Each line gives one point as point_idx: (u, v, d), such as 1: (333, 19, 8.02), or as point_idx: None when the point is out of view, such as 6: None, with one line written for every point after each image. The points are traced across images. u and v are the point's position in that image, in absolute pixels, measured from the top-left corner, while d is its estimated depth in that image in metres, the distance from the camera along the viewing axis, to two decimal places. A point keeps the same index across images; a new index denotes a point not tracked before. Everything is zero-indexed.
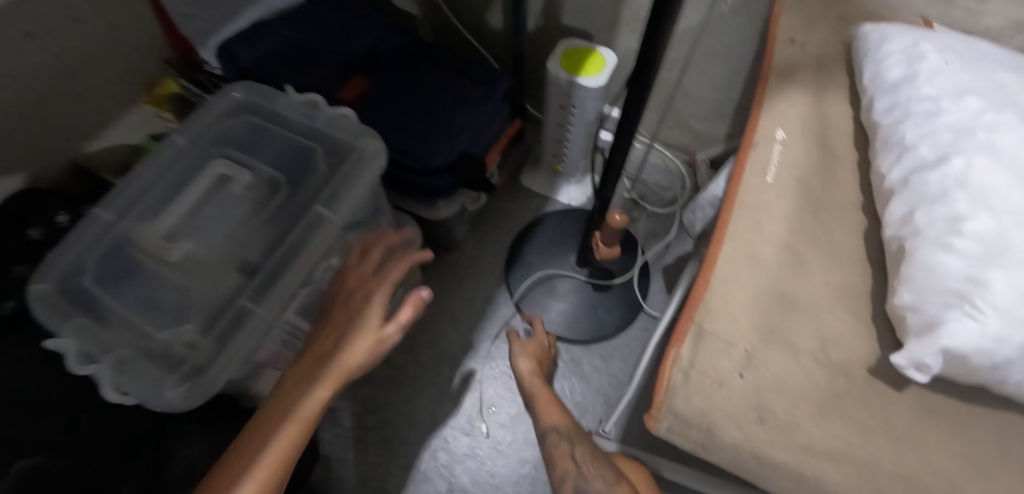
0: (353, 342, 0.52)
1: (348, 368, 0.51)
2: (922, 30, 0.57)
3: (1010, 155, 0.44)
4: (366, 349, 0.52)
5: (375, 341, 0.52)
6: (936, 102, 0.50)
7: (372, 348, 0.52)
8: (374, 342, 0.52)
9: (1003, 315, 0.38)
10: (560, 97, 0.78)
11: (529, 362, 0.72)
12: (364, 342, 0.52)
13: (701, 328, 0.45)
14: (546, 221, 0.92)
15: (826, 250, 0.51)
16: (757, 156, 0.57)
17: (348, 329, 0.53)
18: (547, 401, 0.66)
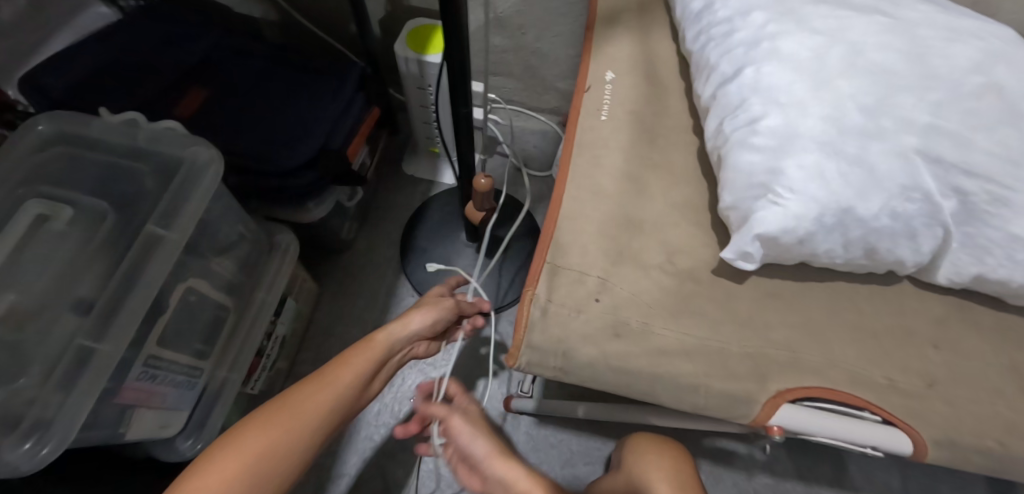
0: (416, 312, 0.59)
1: (411, 331, 0.58)
2: None
3: (792, 57, 0.49)
4: (427, 321, 0.59)
5: (437, 309, 0.60)
6: (731, 22, 0.54)
7: (439, 321, 0.60)
8: (429, 322, 0.59)
9: (799, 195, 0.43)
10: (415, 78, 0.77)
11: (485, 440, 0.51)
12: (425, 314, 0.59)
13: (554, 265, 0.48)
14: (435, 203, 0.92)
15: (663, 172, 0.55)
16: (591, 99, 0.60)
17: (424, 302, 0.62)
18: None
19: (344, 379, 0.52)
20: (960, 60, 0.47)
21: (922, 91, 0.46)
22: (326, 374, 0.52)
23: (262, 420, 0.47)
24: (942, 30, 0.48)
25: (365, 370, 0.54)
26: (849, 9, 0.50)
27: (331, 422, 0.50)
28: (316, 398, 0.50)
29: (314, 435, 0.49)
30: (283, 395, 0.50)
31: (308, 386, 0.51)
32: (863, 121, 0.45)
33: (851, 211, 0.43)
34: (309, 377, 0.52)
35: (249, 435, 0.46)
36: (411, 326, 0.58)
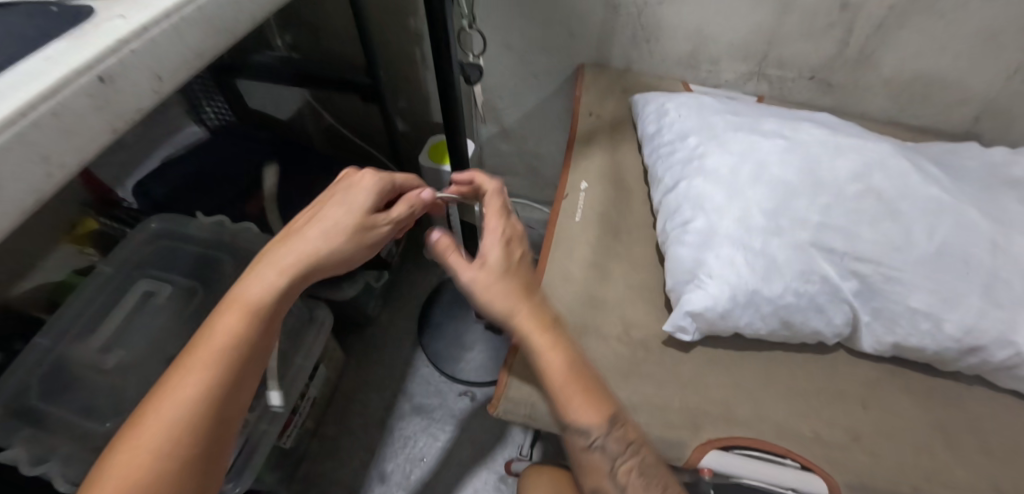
0: (336, 205, 0.49)
1: (313, 254, 0.45)
2: (668, 95, 0.80)
3: (714, 171, 0.64)
4: (338, 239, 0.46)
5: (357, 236, 0.48)
6: (672, 144, 0.71)
7: (400, 222, 0.52)
8: (363, 232, 0.49)
9: (716, 280, 0.56)
10: (434, 182, 0.96)
11: (480, 271, 0.45)
12: (347, 211, 0.48)
13: (532, 336, 0.60)
14: (448, 284, 1.07)
15: (625, 260, 0.69)
16: (568, 203, 0.76)
17: (312, 218, 0.48)
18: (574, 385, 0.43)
19: (215, 352, 0.40)
20: (845, 172, 0.61)
21: (814, 197, 0.59)
22: (194, 359, 0.40)
23: (132, 433, 0.36)
24: (831, 149, 0.63)
25: (241, 337, 0.41)
26: (759, 134, 0.66)
27: (209, 420, 0.38)
28: (165, 410, 0.37)
29: (186, 439, 0.37)
30: (146, 399, 0.38)
31: (172, 377, 0.39)
32: (765, 222, 0.59)
33: (760, 291, 0.56)
34: (184, 358, 0.40)
35: (117, 461, 0.35)
36: (303, 254, 0.45)
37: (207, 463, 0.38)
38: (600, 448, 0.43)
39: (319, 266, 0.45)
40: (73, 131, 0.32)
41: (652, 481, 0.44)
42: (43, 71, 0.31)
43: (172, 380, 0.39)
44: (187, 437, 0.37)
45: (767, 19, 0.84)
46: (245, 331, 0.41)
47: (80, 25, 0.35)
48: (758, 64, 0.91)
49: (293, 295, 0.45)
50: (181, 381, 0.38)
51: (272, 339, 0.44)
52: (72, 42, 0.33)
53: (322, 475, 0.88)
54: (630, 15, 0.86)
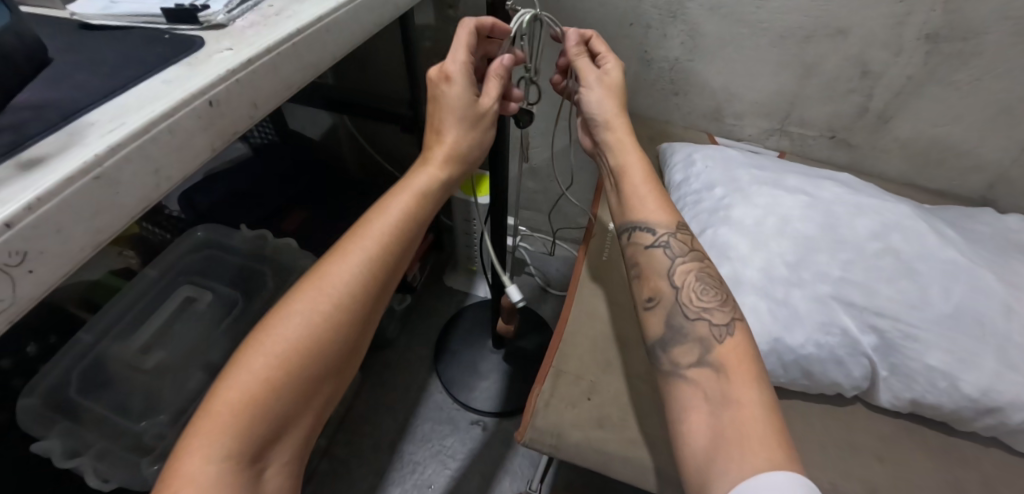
0: (456, 84, 0.55)
1: (451, 148, 0.55)
2: (695, 146, 0.85)
3: (739, 222, 0.68)
4: (467, 138, 0.56)
5: (474, 133, 0.56)
6: (699, 193, 0.75)
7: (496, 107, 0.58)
8: (477, 125, 0.57)
9: None
10: (463, 212, 1.00)
11: (602, 88, 0.61)
12: (464, 105, 0.55)
13: (558, 369, 0.62)
14: (467, 312, 1.10)
15: None
16: (596, 241, 0.78)
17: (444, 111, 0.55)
18: (662, 203, 0.58)
19: (384, 226, 0.47)
20: (864, 229, 0.64)
21: (834, 252, 0.62)
22: (358, 240, 0.46)
23: (315, 278, 0.44)
24: (852, 207, 0.66)
25: (407, 217, 0.49)
26: (783, 189, 0.70)
27: (363, 292, 0.45)
28: (347, 258, 0.45)
29: (363, 288, 0.45)
30: (323, 261, 0.45)
31: (349, 241, 0.46)
32: (788, 273, 0.62)
33: (783, 340, 0.59)
34: (357, 226, 0.47)
35: (307, 296, 0.43)
36: (443, 149, 0.55)
37: (373, 312, 0.46)
38: (664, 244, 0.55)
39: (457, 162, 0.55)
40: (184, 146, 0.35)
41: (705, 278, 0.53)
42: (163, 94, 0.35)
43: (347, 242, 0.46)
44: (360, 283, 0.45)
45: (789, 80, 0.89)
46: (401, 218, 0.48)
47: (193, 58, 0.39)
48: (780, 122, 0.96)
49: (442, 185, 0.53)
50: (353, 245, 0.46)
51: (421, 228, 0.51)
52: (186, 71, 0.37)
53: None
54: (661, 69, 0.94)
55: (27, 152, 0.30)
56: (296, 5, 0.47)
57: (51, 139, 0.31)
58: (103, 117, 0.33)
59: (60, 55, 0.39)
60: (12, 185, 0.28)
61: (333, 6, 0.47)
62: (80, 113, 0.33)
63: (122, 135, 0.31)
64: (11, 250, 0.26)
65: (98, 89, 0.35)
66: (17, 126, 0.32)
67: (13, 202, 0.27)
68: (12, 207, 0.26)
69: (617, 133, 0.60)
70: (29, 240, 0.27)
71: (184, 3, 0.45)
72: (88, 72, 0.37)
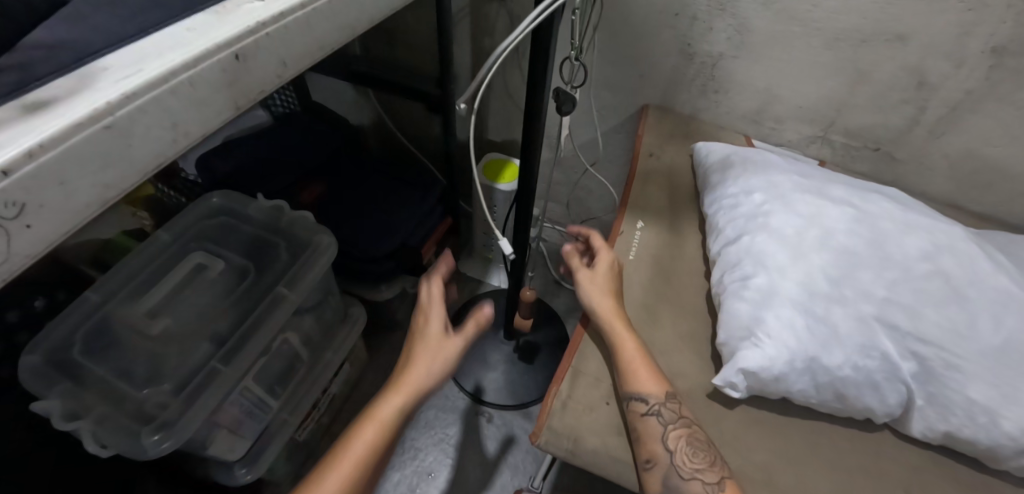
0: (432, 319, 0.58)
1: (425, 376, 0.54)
2: (736, 149, 0.81)
3: (779, 230, 0.64)
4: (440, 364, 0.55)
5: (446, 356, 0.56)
6: (736, 197, 0.72)
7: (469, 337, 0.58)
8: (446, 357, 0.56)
9: (775, 343, 0.56)
10: (486, 197, 0.99)
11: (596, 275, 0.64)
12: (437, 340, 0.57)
13: (577, 369, 0.60)
14: (479, 300, 1.08)
15: (674, 305, 0.70)
16: (621, 243, 0.77)
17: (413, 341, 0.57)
18: (648, 371, 0.55)
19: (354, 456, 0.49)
20: (913, 248, 0.60)
21: (880, 270, 0.59)
22: (336, 466, 0.49)
23: None
24: (900, 224, 0.63)
25: (375, 445, 0.50)
26: (829, 199, 0.66)
27: None
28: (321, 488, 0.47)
29: None
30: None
31: (326, 475, 0.48)
32: (829, 289, 0.58)
33: (818, 361, 0.55)
34: (329, 460, 0.49)
35: None
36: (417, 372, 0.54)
37: None
38: (656, 413, 0.52)
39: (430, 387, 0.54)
40: (205, 102, 0.33)
41: (695, 441, 0.51)
42: (184, 42, 0.32)
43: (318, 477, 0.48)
44: None
45: (839, 85, 0.85)
46: (372, 448, 0.50)
47: (221, 8, 0.36)
48: (824, 130, 0.92)
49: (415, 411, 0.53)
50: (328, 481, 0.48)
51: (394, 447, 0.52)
52: (211, 20, 0.34)
53: None
54: (704, 65, 0.90)
55: (36, 93, 0.28)
56: None
57: (60, 82, 0.29)
58: (118, 63, 0.30)
59: None
60: (14, 128, 0.25)
61: None
62: (94, 56, 0.30)
63: (138, 82, 0.28)
64: (9, 200, 0.24)
65: (115, 32, 0.32)
66: (23, 64, 0.29)
67: (13, 146, 0.24)
68: (11, 152, 0.24)
69: (607, 317, 0.60)
70: (30, 190, 0.25)
71: None
72: None
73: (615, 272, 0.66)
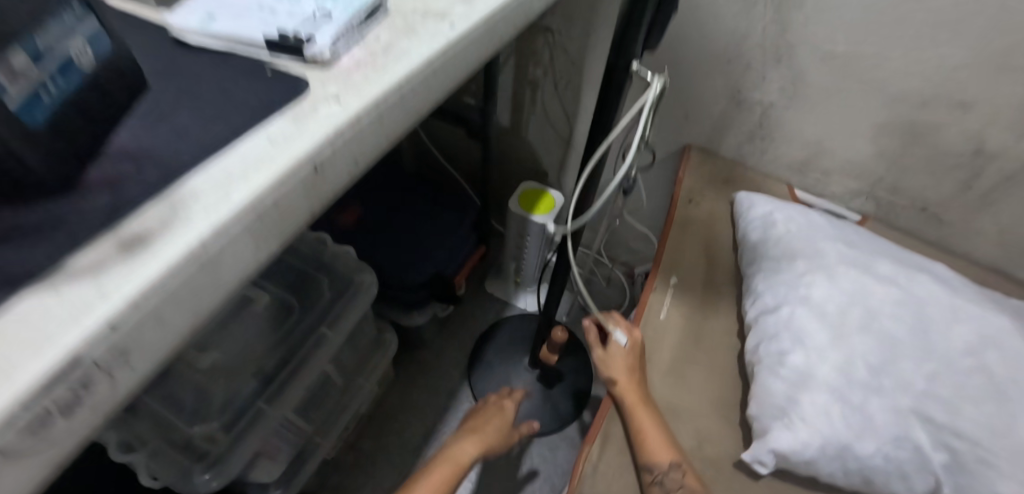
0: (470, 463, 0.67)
1: None
2: (778, 206, 0.79)
3: (819, 305, 0.64)
4: None
5: None
6: (777, 262, 0.71)
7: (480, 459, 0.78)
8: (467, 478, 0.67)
9: (807, 427, 0.56)
10: (519, 227, 1.00)
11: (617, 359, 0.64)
12: None
13: (607, 433, 0.62)
14: (505, 323, 1.09)
15: (704, 366, 0.71)
16: (655, 296, 0.78)
17: None
18: (659, 439, 0.57)
19: None
20: (957, 339, 0.60)
21: (920, 361, 0.59)
22: None
23: None
24: (947, 312, 0.62)
25: None
26: (873, 276, 0.66)
27: None
28: None
29: None
30: None
31: None
32: (867, 377, 0.58)
33: (850, 447, 0.56)
34: None
35: None
36: None
37: None
38: (662, 480, 0.55)
39: None
40: (289, 213, 0.31)
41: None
42: (266, 161, 0.30)
43: None
44: None
45: (894, 144, 0.83)
46: None
47: (298, 108, 0.33)
48: (870, 185, 0.90)
49: None
50: None
51: None
52: (291, 128, 0.32)
53: (348, 490, 0.89)
54: (753, 112, 0.88)
55: (129, 223, 0.26)
56: (405, 42, 0.40)
57: (149, 209, 0.26)
58: (207, 183, 0.28)
59: (160, 76, 0.36)
60: (111, 280, 0.23)
61: (448, 40, 0.42)
62: (181, 174, 0.28)
63: (232, 214, 0.27)
64: (115, 359, 0.23)
65: (194, 136, 0.31)
66: (114, 184, 0.28)
67: (115, 305, 0.23)
68: (113, 313, 0.22)
69: (624, 398, 0.61)
70: (132, 346, 0.23)
71: (290, 29, 0.39)
72: (188, 103, 0.34)
73: (636, 348, 0.65)
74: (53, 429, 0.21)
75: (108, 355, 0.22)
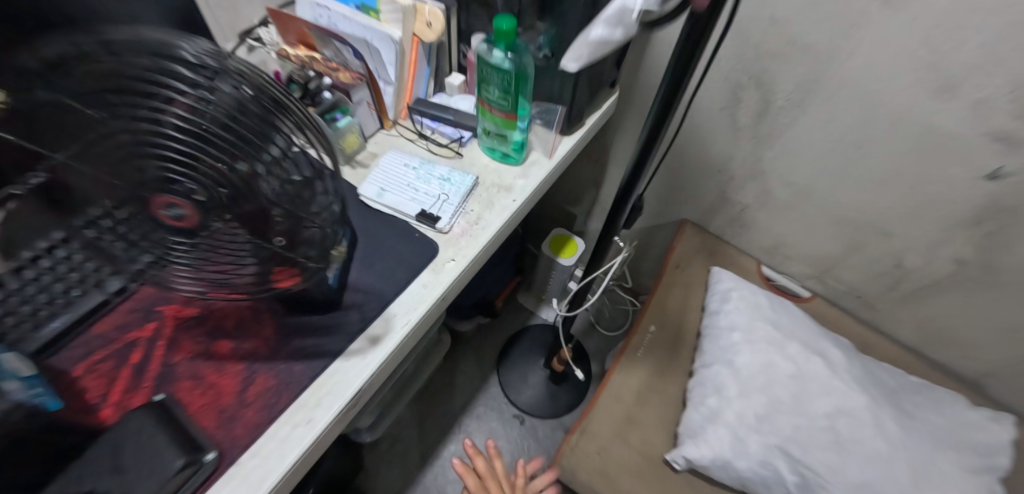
0: None
1: None
2: (739, 284, 1.08)
3: (737, 367, 0.95)
4: None
5: None
6: (721, 330, 1.02)
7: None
8: None
9: (709, 446, 0.88)
10: (548, 263, 1.30)
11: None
12: None
13: (585, 428, 0.97)
14: (529, 331, 1.44)
15: (661, 394, 1.01)
16: (636, 338, 1.07)
17: None
18: None
19: None
20: (819, 406, 0.90)
21: (793, 416, 0.90)
22: None
23: None
24: (822, 386, 0.92)
25: None
26: (781, 353, 0.96)
27: None
28: None
29: None
30: None
31: None
32: (755, 421, 0.90)
33: (729, 463, 0.88)
34: None
35: None
36: None
37: None
38: None
39: None
40: (429, 320, 0.67)
41: None
42: (422, 301, 0.65)
43: None
44: None
45: (837, 249, 1.09)
46: None
47: (433, 263, 0.69)
48: (821, 272, 1.16)
49: None
50: None
51: None
52: (432, 279, 0.67)
53: (408, 437, 1.29)
54: (735, 208, 1.15)
55: (372, 328, 0.63)
56: (486, 215, 0.74)
57: (376, 321, 0.63)
58: (396, 309, 0.64)
59: (364, 231, 0.71)
60: (367, 354, 0.60)
61: (509, 213, 0.75)
62: (386, 302, 0.65)
63: (409, 327, 0.63)
64: (367, 387, 0.60)
65: (386, 279, 0.67)
66: (361, 304, 0.64)
67: (370, 368, 0.60)
68: (371, 371, 0.59)
69: None
70: (371, 382, 0.60)
71: (426, 208, 0.73)
72: (380, 253, 0.69)
73: None
74: (348, 413, 0.59)
75: (365, 387, 0.59)
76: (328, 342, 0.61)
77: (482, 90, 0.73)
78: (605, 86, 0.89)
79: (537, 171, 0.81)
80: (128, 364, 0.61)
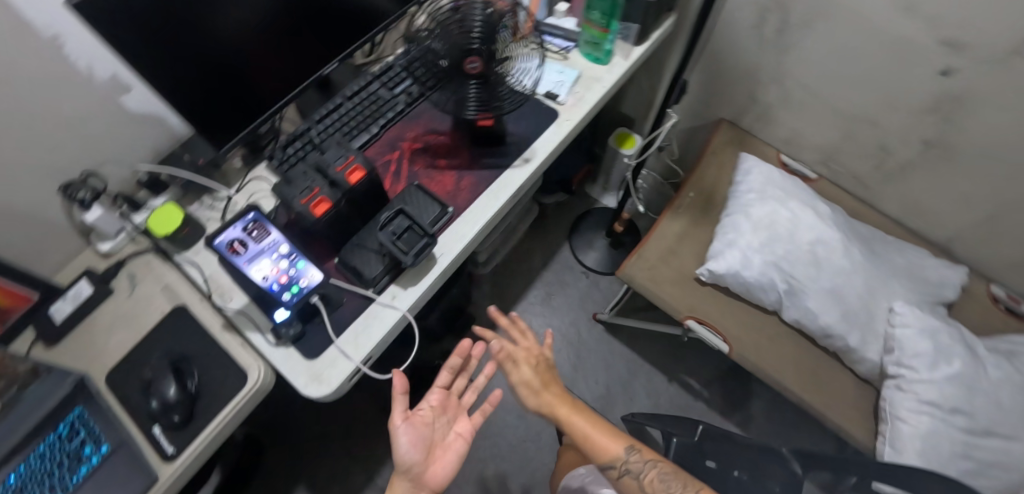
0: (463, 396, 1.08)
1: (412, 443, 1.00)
2: (758, 162, 1.46)
3: (751, 214, 1.36)
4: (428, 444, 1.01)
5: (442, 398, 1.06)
6: (742, 191, 1.42)
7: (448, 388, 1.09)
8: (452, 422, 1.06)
9: (725, 261, 1.32)
10: (613, 155, 1.72)
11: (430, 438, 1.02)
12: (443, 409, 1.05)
13: (641, 254, 1.41)
14: (594, 211, 1.88)
15: (694, 237, 1.44)
16: (679, 200, 1.50)
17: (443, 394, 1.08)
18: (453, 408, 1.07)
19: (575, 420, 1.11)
20: (805, 239, 1.31)
21: (785, 244, 1.32)
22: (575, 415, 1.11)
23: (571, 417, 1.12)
24: (810, 228, 1.32)
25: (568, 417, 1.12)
26: (782, 205, 1.36)
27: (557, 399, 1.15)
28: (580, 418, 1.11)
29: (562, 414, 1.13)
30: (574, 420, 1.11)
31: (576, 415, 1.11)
32: (760, 247, 1.32)
33: (739, 273, 1.30)
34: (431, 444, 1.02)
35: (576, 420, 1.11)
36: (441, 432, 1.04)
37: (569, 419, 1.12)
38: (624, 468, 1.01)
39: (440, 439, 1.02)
40: (554, 155, 1.13)
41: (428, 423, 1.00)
42: (552, 141, 1.11)
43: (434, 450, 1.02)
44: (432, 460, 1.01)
45: (837, 137, 1.45)
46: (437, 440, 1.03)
47: (555, 122, 1.14)
48: (825, 158, 1.53)
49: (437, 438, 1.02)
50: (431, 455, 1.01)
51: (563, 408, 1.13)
52: (556, 130, 1.12)
53: (503, 281, 1.78)
54: (760, 107, 1.52)
55: (524, 155, 1.10)
56: (587, 96, 1.18)
57: (527, 152, 1.10)
58: (537, 146, 1.10)
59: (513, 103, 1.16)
60: (524, 167, 1.08)
61: (601, 95, 1.18)
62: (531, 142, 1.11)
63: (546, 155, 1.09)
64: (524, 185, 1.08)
65: (530, 130, 1.12)
66: (517, 143, 1.11)
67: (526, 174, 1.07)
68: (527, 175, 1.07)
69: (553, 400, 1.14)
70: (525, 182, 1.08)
71: (550, 89, 1.17)
72: (524, 115, 1.15)
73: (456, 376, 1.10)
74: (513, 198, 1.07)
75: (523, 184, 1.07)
76: (500, 161, 1.09)
77: (587, 12, 1.15)
78: (667, 11, 1.27)
79: (618, 68, 1.22)
80: (390, 172, 1.09)
